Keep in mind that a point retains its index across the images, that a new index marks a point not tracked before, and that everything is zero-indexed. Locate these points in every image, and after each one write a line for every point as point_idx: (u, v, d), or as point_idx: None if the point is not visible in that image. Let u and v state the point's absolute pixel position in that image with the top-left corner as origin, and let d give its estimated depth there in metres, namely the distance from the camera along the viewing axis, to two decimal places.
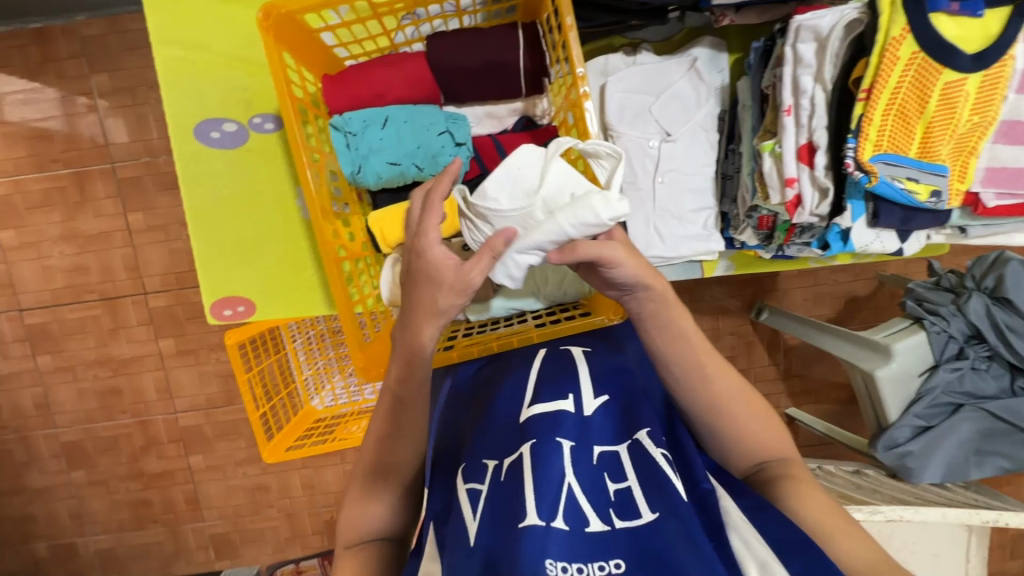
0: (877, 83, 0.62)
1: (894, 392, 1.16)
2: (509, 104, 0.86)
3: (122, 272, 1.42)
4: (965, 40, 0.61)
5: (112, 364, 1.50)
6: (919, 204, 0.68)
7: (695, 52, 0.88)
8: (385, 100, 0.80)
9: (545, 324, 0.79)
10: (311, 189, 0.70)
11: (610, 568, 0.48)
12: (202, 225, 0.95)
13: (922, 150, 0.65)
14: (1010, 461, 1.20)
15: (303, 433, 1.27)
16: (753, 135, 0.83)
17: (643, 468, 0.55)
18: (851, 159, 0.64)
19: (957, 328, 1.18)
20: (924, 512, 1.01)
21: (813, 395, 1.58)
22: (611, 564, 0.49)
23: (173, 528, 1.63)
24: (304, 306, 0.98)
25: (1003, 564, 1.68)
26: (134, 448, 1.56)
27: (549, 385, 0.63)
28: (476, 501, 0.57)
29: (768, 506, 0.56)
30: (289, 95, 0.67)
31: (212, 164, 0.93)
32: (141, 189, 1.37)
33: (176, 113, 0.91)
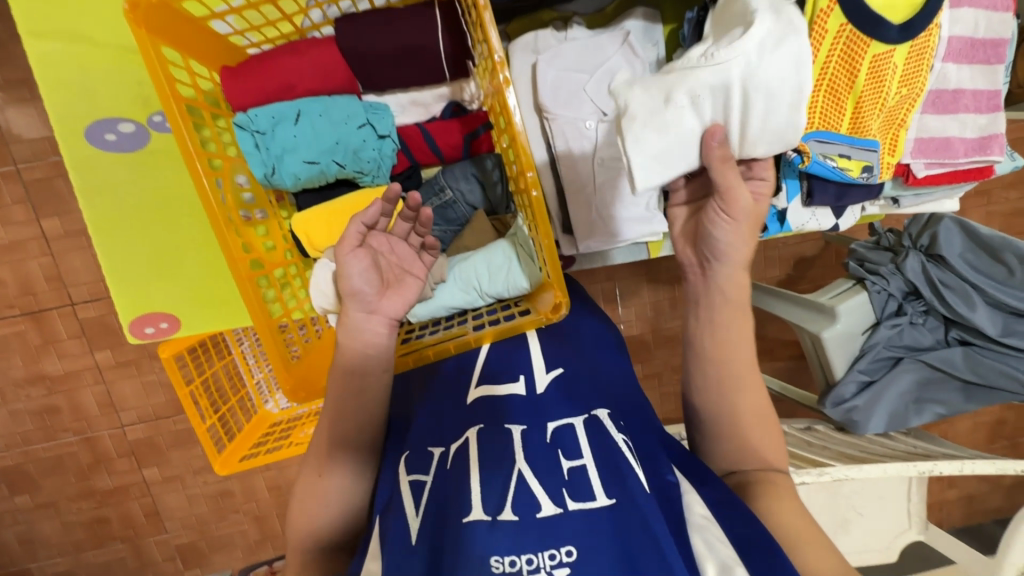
0: (806, 58, 0.60)
1: (840, 352, 1.19)
2: (434, 90, 0.80)
3: (43, 284, 1.30)
4: (891, 10, 0.59)
5: (46, 382, 1.39)
6: (852, 180, 0.67)
7: (627, 24, 0.85)
8: (294, 93, 0.73)
9: (485, 324, 0.73)
10: (208, 200, 0.63)
11: (563, 556, 0.44)
12: (108, 238, 0.86)
13: (853, 126, 0.64)
14: (945, 407, 1.23)
15: (261, 437, 1.16)
16: None
17: (600, 448, 0.52)
18: (784, 139, 0.63)
19: (896, 286, 1.21)
20: (866, 469, 1.04)
21: (767, 354, 1.62)
22: (562, 552, 0.44)
23: (135, 543, 1.56)
24: (234, 318, 0.91)
25: (941, 494, 1.81)
26: (82, 467, 1.47)
27: (500, 367, 0.62)
28: (418, 494, 0.53)
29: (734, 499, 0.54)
30: (173, 96, 0.59)
31: (110, 169, 0.84)
32: (51, 192, 1.24)
33: (60, 114, 0.81)
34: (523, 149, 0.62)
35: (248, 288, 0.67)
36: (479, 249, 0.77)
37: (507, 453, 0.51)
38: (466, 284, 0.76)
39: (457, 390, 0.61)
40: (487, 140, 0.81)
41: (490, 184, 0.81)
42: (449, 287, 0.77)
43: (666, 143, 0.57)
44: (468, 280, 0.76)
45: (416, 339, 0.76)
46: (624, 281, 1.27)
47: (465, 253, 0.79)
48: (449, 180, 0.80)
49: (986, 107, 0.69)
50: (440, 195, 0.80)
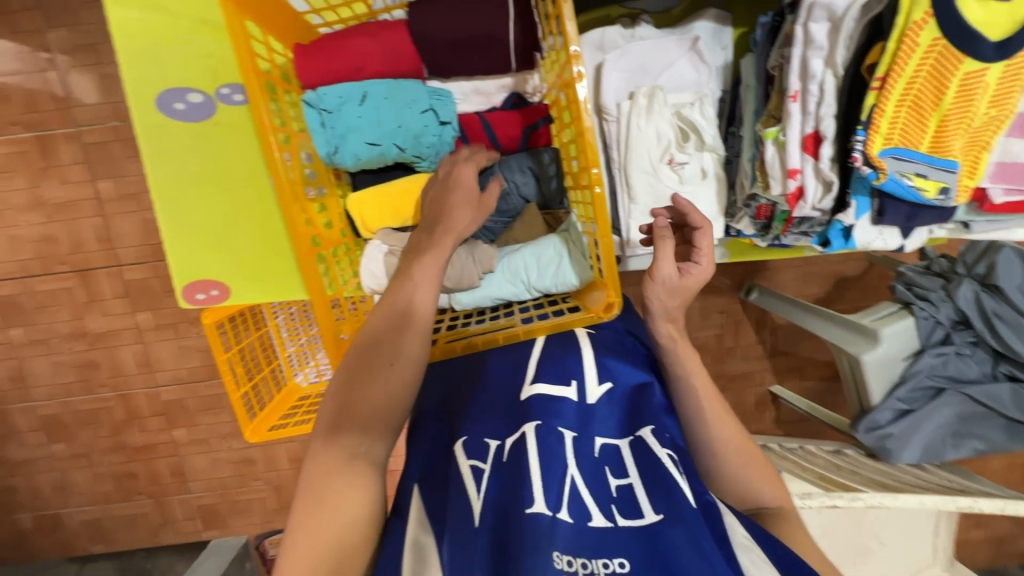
0: (892, 72, 0.58)
1: (879, 378, 1.16)
2: (498, 80, 0.80)
3: (94, 243, 1.35)
4: (989, 27, 0.57)
5: (88, 338, 1.44)
6: (926, 201, 0.65)
7: (696, 26, 0.82)
8: (362, 75, 0.73)
9: (532, 318, 0.74)
10: (280, 172, 0.65)
11: (615, 567, 0.44)
12: (169, 204, 0.89)
13: (934, 143, 0.62)
14: (985, 443, 1.20)
15: (289, 409, 1.19)
16: (755, 119, 0.79)
17: (646, 467, 0.52)
18: (859, 154, 0.61)
19: (945, 314, 1.17)
20: (902, 499, 1.01)
21: (797, 372, 1.58)
22: (615, 563, 0.44)
23: (160, 500, 1.62)
24: (280, 290, 0.93)
25: (968, 532, 1.75)
26: (116, 421, 1.53)
27: (552, 367, 0.62)
28: (477, 479, 0.53)
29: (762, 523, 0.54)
30: (253, 68, 0.60)
31: (177, 138, 0.86)
32: (109, 155, 1.29)
33: (132, 81, 0.84)
34: (591, 146, 0.62)
35: (309, 264, 0.68)
36: (531, 243, 0.77)
37: (563, 455, 0.52)
38: (514, 278, 0.76)
39: (512, 386, 0.61)
40: (545, 135, 0.81)
41: (545, 179, 0.80)
42: (496, 277, 0.77)
43: (698, 197, 0.83)
44: (518, 274, 0.76)
45: (460, 328, 0.77)
46: None
47: (516, 246, 0.79)
48: (504, 171, 0.80)
49: None
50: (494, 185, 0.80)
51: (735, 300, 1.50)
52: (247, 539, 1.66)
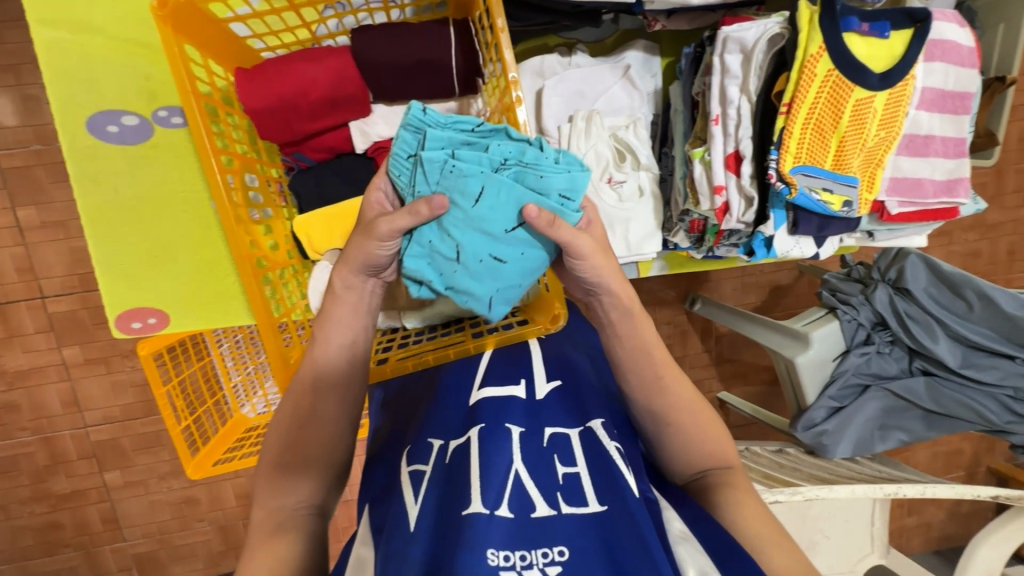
0: (796, 97, 0.65)
1: (812, 378, 1.24)
2: (443, 104, 0.82)
3: (13, 274, 1.26)
4: (873, 60, 0.67)
5: (6, 377, 1.33)
6: (833, 213, 0.72)
7: (627, 55, 0.89)
8: (307, 98, 0.74)
9: (485, 332, 0.75)
10: (221, 193, 0.64)
11: (554, 555, 0.46)
12: (102, 230, 0.85)
13: (836, 162, 0.69)
14: (908, 434, 1.29)
15: (235, 442, 1.13)
16: (684, 140, 0.85)
17: (593, 457, 0.54)
18: (774, 170, 0.68)
19: (864, 316, 1.28)
20: (836, 490, 1.09)
21: (741, 377, 1.66)
22: (555, 551, 0.46)
23: (89, 551, 1.49)
24: (223, 316, 0.90)
25: (902, 520, 1.87)
26: (37, 468, 1.41)
27: (500, 371, 0.64)
28: (419, 484, 0.54)
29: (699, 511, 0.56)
30: (193, 91, 0.60)
31: (110, 161, 0.83)
32: (29, 181, 1.21)
33: (61, 103, 0.81)
34: None
35: (254, 285, 0.67)
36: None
37: (508, 451, 0.53)
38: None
39: (462, 389, 0.63)
40: None
41: None
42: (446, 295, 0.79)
43: (635, 213, 0.87)
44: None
45: (411, 345, 0.77)
46: None
47: None
48: None
49: (953, 153, 0.76)
50: None
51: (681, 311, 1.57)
52: None
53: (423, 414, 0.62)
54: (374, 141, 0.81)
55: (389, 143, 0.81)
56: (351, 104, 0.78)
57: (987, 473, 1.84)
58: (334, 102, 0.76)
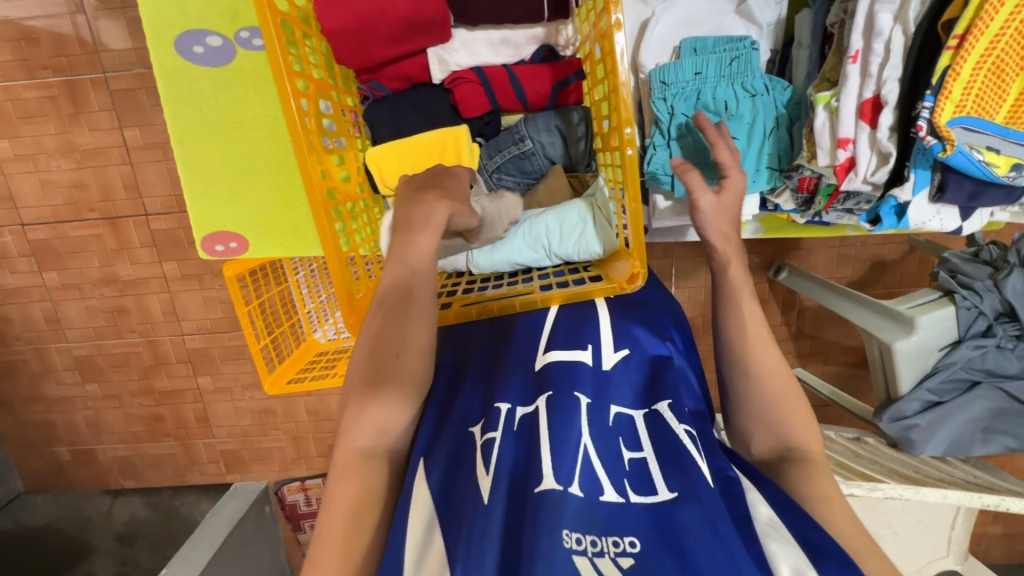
0: (975, 28, 0.52)
1: (911, 366, 1.10)
2: (529, 31, 0.74)
3: (122, 191, 1.36)
4: None
5: (118, 284, 1.47)
6: (995, 179, 0.57)
7: None
8: (384, 20, 0.70)
9: (552, 285, 0.71)
10: (293, 119, 0.62)
11: (626, 546, 0.44)
12: (189, 153, 0.88)
13: (1009, 116, 0.56)
14: (1016, 441, 1.14)
15: (308, 363, 1.20)
16: (806, 82, 0.73)
17: (661, 441, 0.51)
18: (925, 122, 0.54)
19: (989, 305, 1.10)
20: (924, 491, 1.01)
21: (821, 356, 1.53)
22: (626, 542, 0.44)
23: (186, 443, 1.69)
24: (298, 245, 0.92)
25: (985, 528, 1.71)
26: (144, 366, 1.58)
27: (567, 334, 0.61)
28: (490, 453, 0.52)
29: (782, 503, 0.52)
30: (268, 6, 0.58)
31: (196, 83, 0.84)
32: (134, 103, 1.28)
33: (151, 22, 0.82)
34: (625, 102, 0.58)
35: (324, 217, 0.66)
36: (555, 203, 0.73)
37: (575, 426, 0.51)
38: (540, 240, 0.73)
39: (525, 352, 0.61)
40: (576, 91, 0.77)
41: (573, 140, 0.77)
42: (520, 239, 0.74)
43: None
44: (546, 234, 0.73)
45: (476, 292, 0.74)
46: (683, 259, 1.15)
47: (538, 210, 0.76)
48: (530, 131, 0.77)
49: None
50: (519, 145, 0.77)
51: (764, 279, 1.44)
52: (267, 485, 1.72)
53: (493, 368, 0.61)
54: (452, 71, 0.76)
55: (467, 74, 0.75)
56: (430, 28, 0.72)
57: None
58: (414, 26, 0.71)
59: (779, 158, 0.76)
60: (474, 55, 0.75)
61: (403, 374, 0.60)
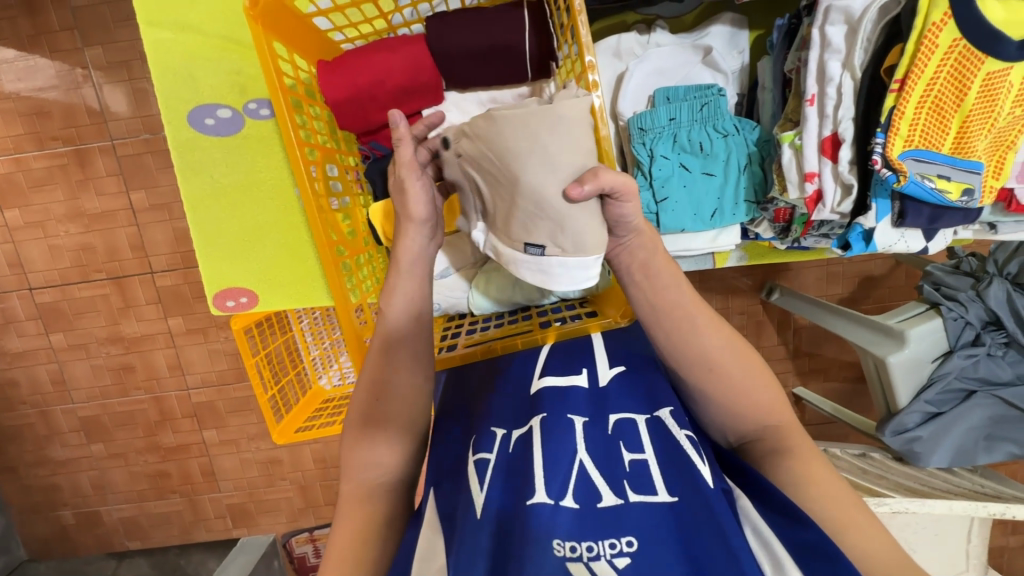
0: (912, 73, 0.57)
1: (906, 379, 1.12)
2: (514, 90, 0.81)
3: (128, 251, 1.41)
4: (1012, 27, 0.56)
5: (124, 342, 1.50)
6: (949, 204, 0.63)
7: (711, 30, 0.83)
8: (383, 88, 0.76)
9: (551, 322, 0.75)
10: (305, 183, 0.67)
11: (623, 545, 0.47)
12: (200, 216, 0.93)
13: (956, 145, 0.61)
14: (1020, 447, 1.15)
15: (314, 412, 1.20)
16: (773, 122, 0.79)
17: (661, 446, 0.55)
18: (879, 156, 0.60)
19: (975, 315, 1.13)
20: (930, 504, 1.01)
21: (820, 373, 1.55)
22: (623, 542, 0.48)
23: (192, 498, 1.68)
24: (305, 296, 0.96)
25: (1003, 539, 1.69)
26: (150, 422, 1.59)
27: (562, 359, 0.65)
28: (483, 472, 0.56)
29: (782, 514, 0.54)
30: (280, 86, 0.63)
31: (207, 152, 0.90)
32: (140, 167, 1.34)
33: (166, 99, 0.88)
34: (608, 154, 0.64)
35: (334, 273, 0.70)
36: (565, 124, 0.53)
37: (571, 442, 0.55)
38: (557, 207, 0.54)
39: (523, 377, 0.64)
40: None
41: None
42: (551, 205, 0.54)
43: None
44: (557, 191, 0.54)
45: (480, 333, 0.78)
46: None
47: None
48: None
49: None
50: None
51: (756, 301, 1.48)
52: (275, 537, 1.70)
53: (491, 397, 0.64)
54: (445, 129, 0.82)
55: None
56: (425, 92, 0.79)
57: None
58: (408, 91, 0.78)
59: (755, 192, 0.81)
60: (466, 114, 0.82)
61: (403, 421, 0.64)
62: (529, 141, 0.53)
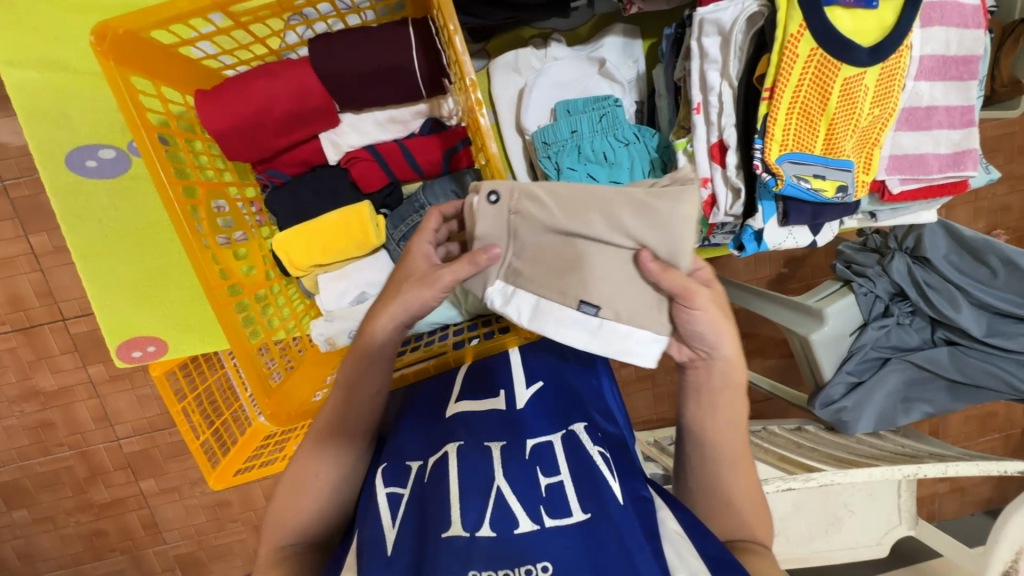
0: (778, 82, 0.61)
1: (827, 354, 1.18)
2: (412, 107, 0.80)
3: (34, 300, 1.29)
4: (861, 34, 0.60)
5: (39, 398, 1.38)
6: (827, 200, 0.67)
7: (605, 42, 0.85)
8: (271, 115, 0.73)
9: (464, 341, 0.73)
10: (183, 228, 0.62)
11: (538, 572, 0.47)
12: (91, 265, 0.87)
13: (827, 146, 0.65)
14: (933, 406, 1.22)
15: (257, 450, 1.13)
16: (670, 129, 0.82)
17: (577, 465, 0.55)
18: (759, 161, 0.63)
19: (883, 288, 1.21)
20: (852, 475, 1.07)
21: (758, 352, 1.62)
22: (538, 568, 0.47)
23: (135, 554, 1.57)
24: (219, 339, 0.92)
25: (933, 487, 1.83)
26: (78, 479, 1.47)
27: (480, 382, 0.65)
28: (395, 506, 0.56)
29: (694, 522, 0.55)
30: (144, 126, 0.58)
31: (92, 196, 0.84)
32: (38, 208, 1.23)
33: (38, 144, 0.81)
34: (500, 173, 0.63)
35: (230, 317, 0.66)
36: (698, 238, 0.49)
37: (488, 467, 0.55)
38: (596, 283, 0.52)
39: (439, 403, 0.64)
40: (466, 155, 0.82)
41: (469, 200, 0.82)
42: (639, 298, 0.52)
43: None
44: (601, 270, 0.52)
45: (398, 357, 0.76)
46: None
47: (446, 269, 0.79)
48: (429, 198, 0.82)
49: (960, 124, 0.70)
50: (420, 212, 0.83)
51: None
52: None
53: (405, 427, 0.64)
54: (345, 151, 0.81)
55: (361, 153, 0.81)
56: (320, 116, 0.76)
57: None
58: (300, 116, 0.75)
59: None
60: (365, 135, 0.80)
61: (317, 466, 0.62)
62: (646, 236, 0.50)
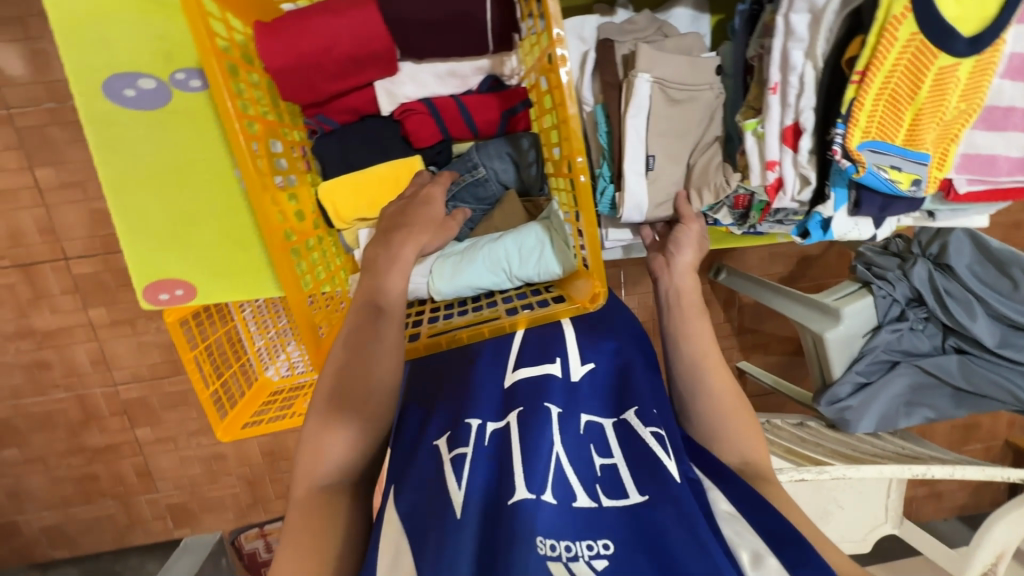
0: (872, 65, 0.59)
1: (840, 354, 1.19)
2: (474, 62, 0.77)
3: (36, 236, 1.24)
4: (963, 22, 0.59)
5: (36, 336, 1.34)
6: (899, 192, 0.67)
7: (673, 13, 0.82)
8: (329, 57, 0.70)
9: (517, 309, 0.73)
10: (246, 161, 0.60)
11: (599, 548, 0.46)
12: (123, 199, 0.83)
13: (908, 137, 0.64)
14: (934, 411, 1.24)
15: (263, 405, 1.11)
16: (734, 108, 0.79)
17: (632, 450, 0.54)
18: (839, 146, 0.62)
19: (900, 292, 1.21)
20: (863, 470, 1.08)
21: (762, 348, 1.62)
22: (600, 544, 0.46)
23: (126, 501, 1.55)
24: (248, 288, 0.89)
25: (913, 490, 1.88)
26: (72, 423, 1.44)
27: (535, 351, 0.63)
28: (461, 468, 0.52)
29: (755, 501, 0.54)
30: (212, 49, 0.56)
31: (128, 128, 0.80)
32: (45, 140, 1.17)
33: (74, 67, 0.77)
34: (575, 134, 0.61)
35: (285, 259, 0.64)
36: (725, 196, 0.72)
37: (550, 434, 0.53)
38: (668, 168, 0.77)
39: (494, 371, 0.62)
40: (525, 118, 0.80)
41: (524, 165, 0.80)
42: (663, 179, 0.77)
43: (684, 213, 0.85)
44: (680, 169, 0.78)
45: (443, 321, 0.75)
46: (631, 268, 1.24)
47: (495, 234, 0.77)
48: (482, 158, 0.80)
49: None
50: (473, 171, 0.80)
51: (706, 280, 1.52)
52: (221, 535, 1.62)
53: (453, 388, 0.62)
54: (401, 102, 0.78)
55: (416, 105, 0.77)
56: (379, 63, 0.73)
57: (1004, 446, 1.82)
58: (358, 61, 0.71)
59: None
60: (423, 87, 0.78)
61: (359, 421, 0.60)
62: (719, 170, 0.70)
